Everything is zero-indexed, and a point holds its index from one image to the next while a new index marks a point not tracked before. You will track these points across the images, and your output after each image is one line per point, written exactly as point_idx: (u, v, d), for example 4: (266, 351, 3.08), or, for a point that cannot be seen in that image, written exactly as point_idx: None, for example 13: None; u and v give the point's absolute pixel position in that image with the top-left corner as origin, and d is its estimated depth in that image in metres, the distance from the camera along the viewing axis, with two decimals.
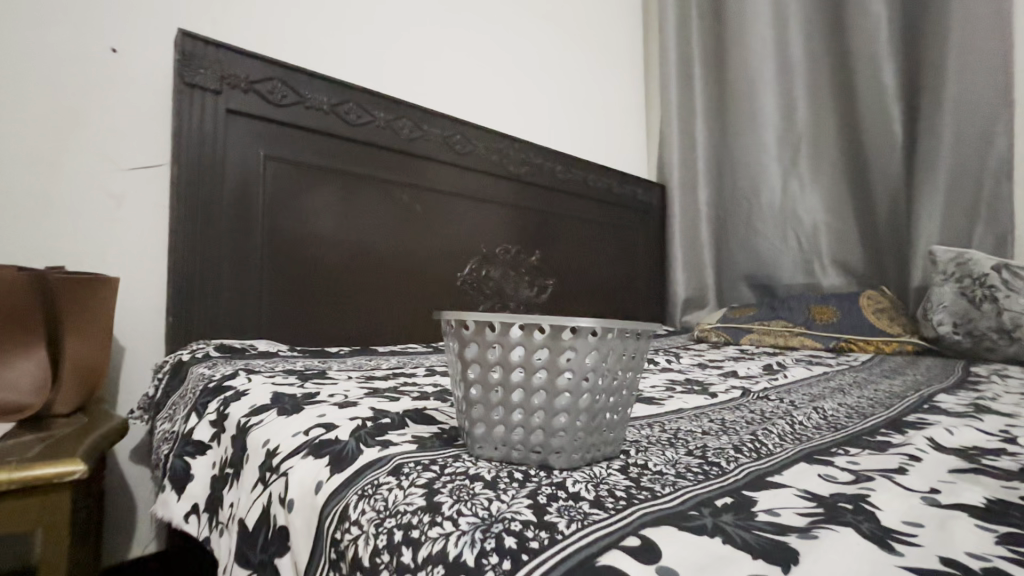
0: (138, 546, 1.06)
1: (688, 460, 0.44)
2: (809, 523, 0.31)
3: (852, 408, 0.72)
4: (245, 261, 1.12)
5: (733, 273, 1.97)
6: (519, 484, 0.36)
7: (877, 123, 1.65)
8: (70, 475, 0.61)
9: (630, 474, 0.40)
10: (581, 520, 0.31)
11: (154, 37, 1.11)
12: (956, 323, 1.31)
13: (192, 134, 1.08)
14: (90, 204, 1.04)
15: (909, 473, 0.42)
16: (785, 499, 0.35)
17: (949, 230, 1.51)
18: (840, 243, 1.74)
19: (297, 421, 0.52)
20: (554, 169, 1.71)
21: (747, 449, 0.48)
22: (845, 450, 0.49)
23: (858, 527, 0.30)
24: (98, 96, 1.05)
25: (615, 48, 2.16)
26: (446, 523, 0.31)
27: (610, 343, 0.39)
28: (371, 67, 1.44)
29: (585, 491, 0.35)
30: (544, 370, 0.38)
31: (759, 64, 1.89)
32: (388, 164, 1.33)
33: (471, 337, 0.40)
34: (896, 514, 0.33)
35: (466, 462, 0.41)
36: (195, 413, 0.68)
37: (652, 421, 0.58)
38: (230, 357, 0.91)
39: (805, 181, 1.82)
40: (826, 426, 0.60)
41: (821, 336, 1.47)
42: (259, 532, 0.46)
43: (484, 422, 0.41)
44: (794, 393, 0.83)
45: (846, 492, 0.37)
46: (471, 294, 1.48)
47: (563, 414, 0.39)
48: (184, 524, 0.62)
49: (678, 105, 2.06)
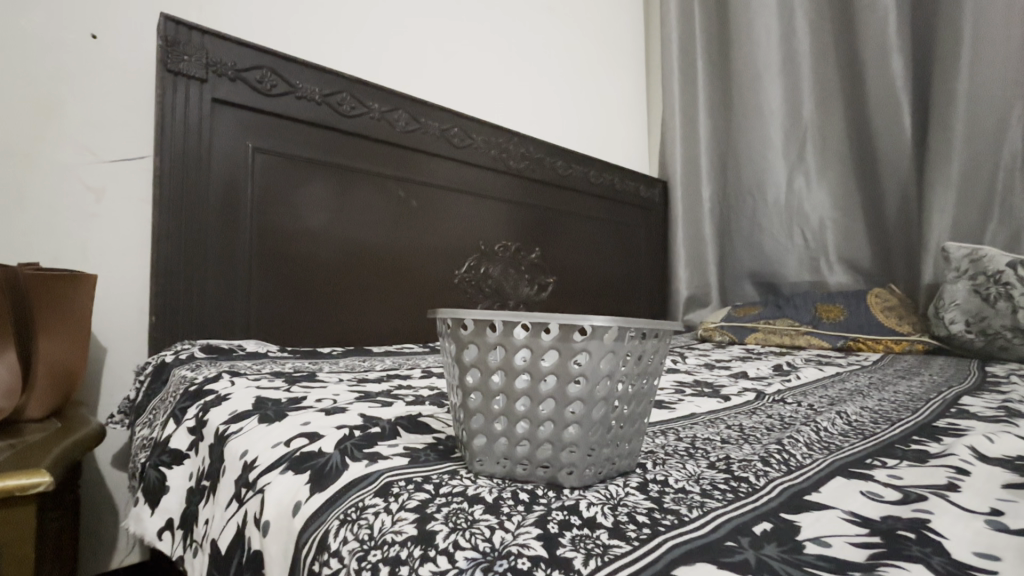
0: (119, 556, 1.02)
1: (713, 474, 0.39)
2: (870, 559, 0.27)
3: (877, 412, 0.67)
4: (232, 258, 1.07)
5: (736, 270, 1.92)
6: (525, 509, 0.31)
7: (887, 115, 1.60)
8: (35, 487, 0.54)
9: (650, 493, 0.35)
10: (601, 556, 0.27)
11: (137, 23, 1.06)
12: (969, 322, 1.27)
13: (176, 124, 1.02)
14: (69, 197, 0.98)
15: (963, 490, 0.37)
16: (834, 528, 0.31)
17: (960, 227, 1.47)
18: (847, 240, 1.71)
19: (278, 430, 0.47)
20: (555, 164, 1.66)
21: (775, 461, 0.43)
22: (883, 462, 0.44)
23: (928, 563, 0.27)
24: (76, 84, 0.99)
25: (617, 41, 2.12)
26: (441, 559, 0.27)
27: (626, 345, 0.34)
28: (365, 56, 1.39)
29: (601, 516, 0.31)
30: (553, 376, 0.34)
31: (766, 55, 1.83)
32: (383, 157, 1.28)
33: (469, 338, 0.36)
34: (965, 546, 0.29)
35: (464, 480, 0.36)
36: (173, 418, 0.63)
37: (666, 428, 0.54)
38: (215, 358, 0.86)
39: (812, 176, 1.78)
40: (853, 433, 0.55)
41: (829, 335, 1.43)
42: (233, 557, 0.41)
43: (485, 434, 0.36)
44: (811, 396, 0.78)
45: (900, 517, 0.32)
46: (470, 291, 1.44)
47: (574, 425, 0.34)
48: (158, 541, 0.57)
49: (681, 99, 2.01)
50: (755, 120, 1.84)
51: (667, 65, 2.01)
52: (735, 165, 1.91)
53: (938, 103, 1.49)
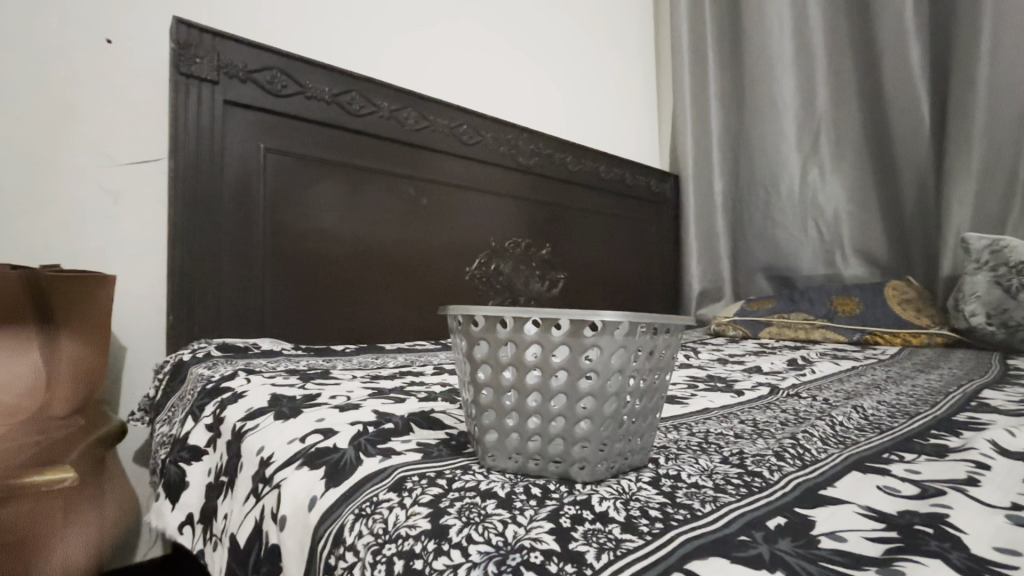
0: (142, 550, 1.04)
1: (727, 469, 0.39)
2: (886, 554, 0.27)
3: (893, 406, 0.66)
4: (247, 256, 1.09)
5: (750, 264, 1.90)
6: (537, 503, 0.32)
7: (905, 106, 1.57)
8: (59, 483, 0.55)
9: (662, 488, 0.35)
10: (613, 550, 0.27)
11: (148, 26, 1.07)
12: (990, 313, 1.24)
13: (190, 125, 1.03)
14: (88, 199, 1.01)
15: (983, 485, 0.37)
16: (846, 522, 0.30)
17: (980, 217, 1.45)
18: (863, 232, 1.69)
19: (293, 426, 0.48)
20: (565, 160, 1.66)
21: (789, 456, 0.43)
22: (900, 457, 0.44)
23: (947, 558, 0.26)
24: (94, 89, 1.02)
25: (625, 34, 2.09)
26: (455, 553, 0.27)
27: (638, 340, 0.34)
28: (371, 53, 1.39)
29: (613, 511, 0.31)
30: (564, 372, 0.34)
31: (779, 44, 1.80)
32: (392, 156, 1.28)
33: (480, 334, 0.36)
34: (985, 540, 0.28)
35: (476, 475, 0.36)
36: (192, 415, 0.65)
37: (678, 423, 0.54)
38: (231, 357, 0.87)
39: (826, 168, 1.75)
40: (870, 427, 0.55)
41: (845, 329, 1.41)
42: (252, 550, 0.42)
43: (497, 429, 0.37)
44: (826, 390, 0.77)
45: (918, 511, 0.32)
46: (481, 288, 1.44)
47: (585, 421, 0.34)
48: (179, 535, 0.59)
49: (693, 88, 1.97)
50: (769, 113, 1.81)
51: (678, 55, 1.97)
52: (748, 158, 1.88)
53: (956, 91, 1.47)
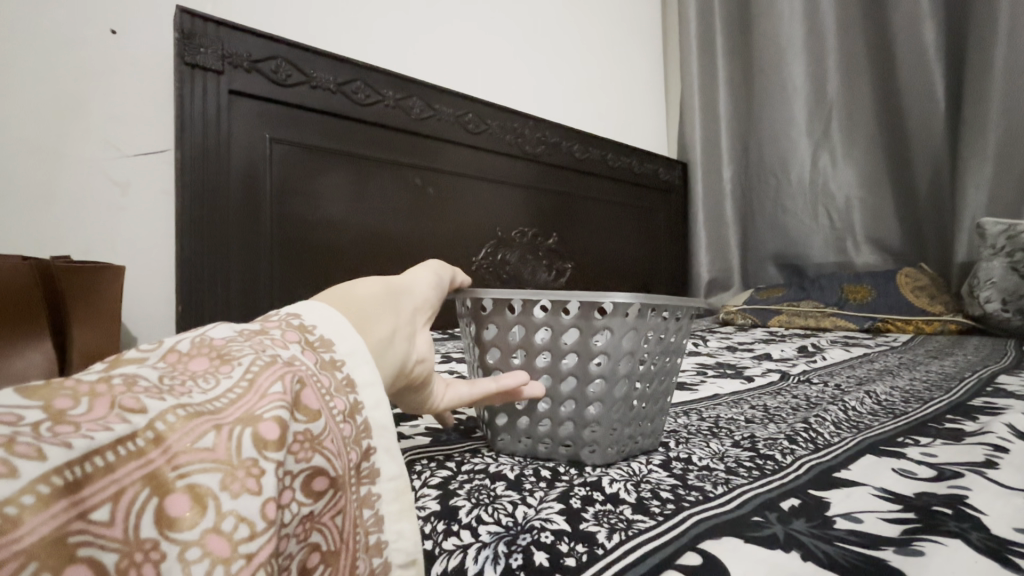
0: None
1: (738, 452, 0.39)
2: (904, 534, 0.26)
3: (907, 391, 0.65)
4: (254, 245, 1.09)
5: (759, 253, 1.87)
6: (547, 485, 0.32)
7: (921, 89, 1.54)
8: None
9: (673, 470, 0.35)
10: (625, 530, 0.26)
11: (149, 15, 1.07)
12: (1005, 300, 1.22)
13: (194, 113, 1.01)
14: (95, 190, 1.01)
15: (1002, 468, 0.36)
16: (861, 503, 0.30)
17: (997, 203, 1.42)
18: (875, 218, 1.66)
19: None
20: (571, 148, 1.64)
21: (802, 440, 0.42)
22: (915, 440, 0.43)
23: (967, 539, 0.26)
24: (96, 81, 1.01)
25: (632, 21, 2.06)
26: (465, 533, 0.27)
27: (649, 322, 0.34)
28: (373, 41, 1.38)
29: (624, 492, 0.31)
30: (574, 355, 0.33)
31: (791, 26, 1.76)
32: (399, 146, 1.28)
33: (489, 317, 0.36)
34: (1005, 521, 0.28)
35: (485, 458, 0.36)
36: None
37: (688, 408, 0.53)
38: None
39: (837, 154, 1.72)
40: (883, 412, 0.54)
41: (857, 317, 1.39)
42: None
43: (507, 412, 0.36)
44: (837, 376, 0.76)
45: (936, 493, 0.31)
46: (488, 278, 1.43)
47: (596, 403, 0.34)
48: None
49: (701, 74, 1.94)
50: (780, 98, 1.78)
51: (686, 41, 1.94)
52: (758, 145, 1.85)
53: (972, 74, 1.44)
